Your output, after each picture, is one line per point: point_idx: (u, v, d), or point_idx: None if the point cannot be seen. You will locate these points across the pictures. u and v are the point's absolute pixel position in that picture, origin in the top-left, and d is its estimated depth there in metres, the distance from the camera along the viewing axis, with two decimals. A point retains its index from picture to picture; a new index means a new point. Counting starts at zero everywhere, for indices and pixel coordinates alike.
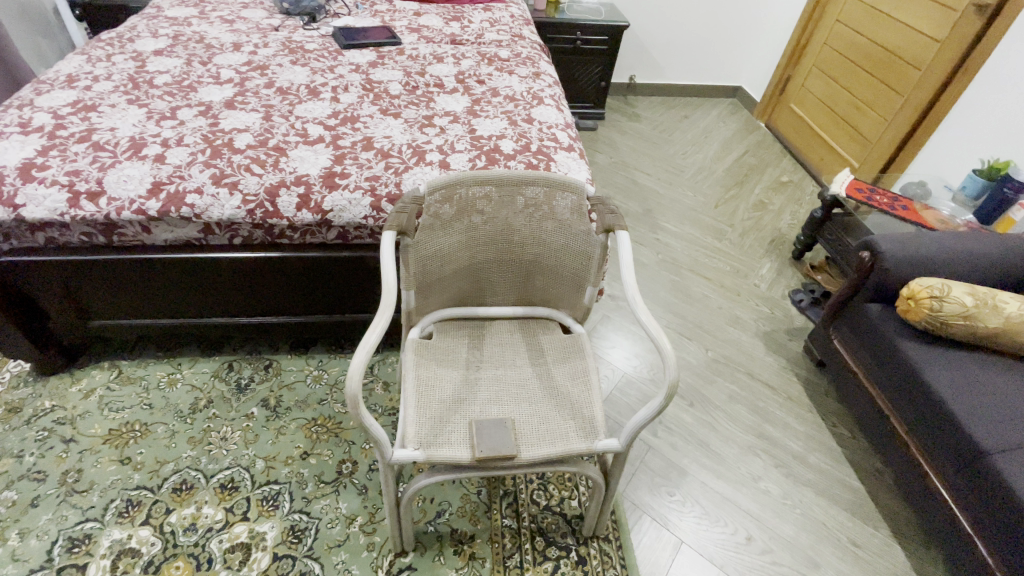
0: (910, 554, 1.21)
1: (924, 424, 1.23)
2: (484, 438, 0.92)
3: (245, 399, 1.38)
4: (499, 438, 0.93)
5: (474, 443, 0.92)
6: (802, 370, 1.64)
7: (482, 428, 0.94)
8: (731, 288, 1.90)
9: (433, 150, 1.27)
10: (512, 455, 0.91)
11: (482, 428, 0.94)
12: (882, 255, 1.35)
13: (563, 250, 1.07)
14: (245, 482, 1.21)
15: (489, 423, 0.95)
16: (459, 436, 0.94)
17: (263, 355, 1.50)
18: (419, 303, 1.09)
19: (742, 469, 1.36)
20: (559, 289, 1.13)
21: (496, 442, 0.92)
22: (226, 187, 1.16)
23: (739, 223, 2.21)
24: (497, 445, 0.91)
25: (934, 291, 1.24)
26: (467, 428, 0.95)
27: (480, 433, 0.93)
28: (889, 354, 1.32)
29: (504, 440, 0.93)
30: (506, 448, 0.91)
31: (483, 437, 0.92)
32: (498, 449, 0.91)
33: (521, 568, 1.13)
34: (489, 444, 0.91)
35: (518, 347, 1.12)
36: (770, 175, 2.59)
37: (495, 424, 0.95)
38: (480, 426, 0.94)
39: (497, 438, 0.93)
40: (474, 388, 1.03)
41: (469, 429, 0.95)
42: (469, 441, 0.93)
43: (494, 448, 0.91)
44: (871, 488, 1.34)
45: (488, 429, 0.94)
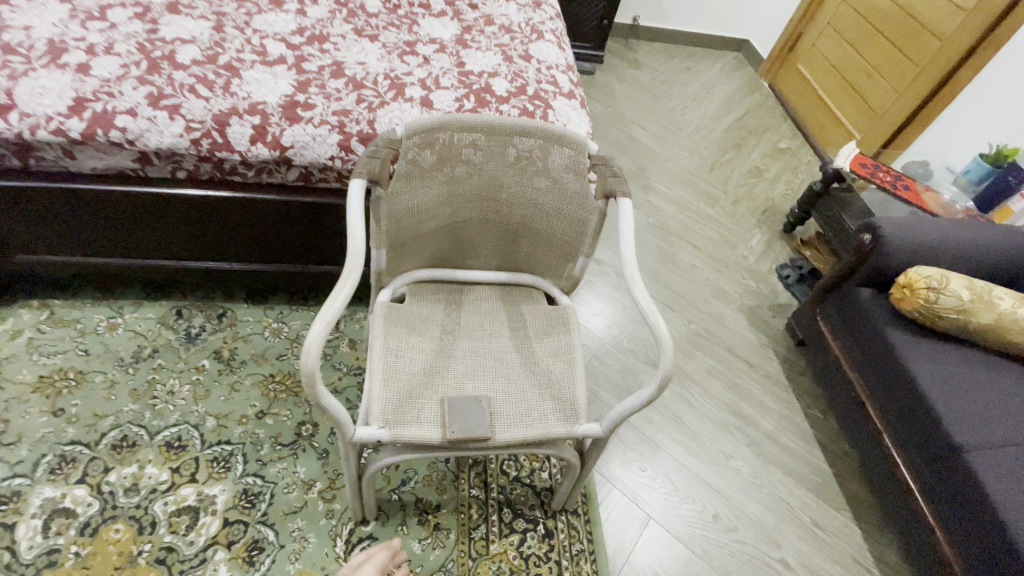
0: (867, 536, 1.24)
1: (901, 415, 1.22)
2: (457, 417, 0.85)
3: (195, 350, 1.27)
4: (473, 418, 0.85)
5: (445, 423, 0.85)
6: (782, 348, 1.61)
7: (455, 406, 0.86)
8: (720, 258, 1.83)
9: (414, 83, 1.10)
10: (486, 437, 0.85)
11: (456, 406, 0.86)
12: (883, 239, 1.29)
13: (555, 214, 0.96)
14: (193, 442, 1.12)
15: (463, 400, 0.88)
16: (429, 414, 0.86)
17: (216, 302, 1.36)
18: (392, 263, 0.97)
19: (715, 446, 1.34)
20: (547, 255, 1.03)
21: (470, 422, 0.85)
22: (166, 110, 0.98)
23: (733, 190, 2.12)
24: (470, 426, 0.84)
25: (932, 282, 1.20)
26: (438, 404, 0.88)
27: (453, 412, 0.86)
28: (875, 342, 1.29)
29: (479, 420, 0.86)
30: (481, 429, 0.85)
31: (456, 417, 0.85)
32: (472, 430, 0.84)
33: (487, 540, 1.10)
34: (462, 425, 0.84)
35: (498, 316, 1.03)
36: (768, 140, 2.47)
37: (469, 402, 0.88)
38: (453, 405, 0.86)
39: (471, 419, 0.85)
40: (448, 360, 0.94)
41: (441, 406, 0.87)
42: (441, 420, 0.86)
43: (468, 430, 0.84)
44: (837, 470, 1.35)
45: (463, 406, 0.87)
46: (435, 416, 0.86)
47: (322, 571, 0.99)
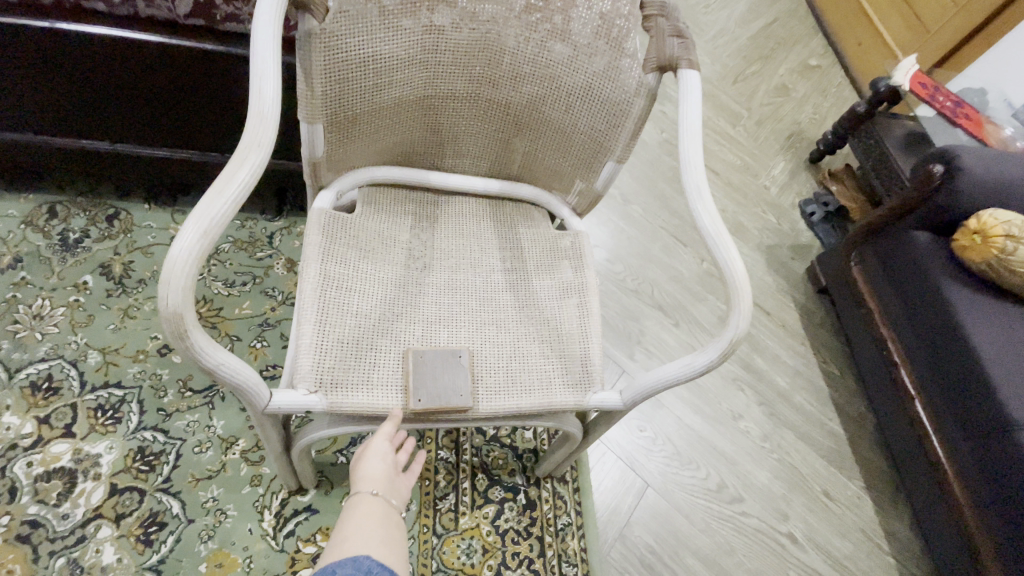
0: (878, 507, 1.12)
1: (944, 382, 1.04)
2: (427, 379, 0.61)
3: (75, 262, 0.95)
4: (449, 382, 0.61)
5: (410, 388, 0.60)
6: (801, 296, 1.41)
7: (425, 364, 0.62)
8: (739, 188, 1.57)
9: None
10: (467, 409, 0.61)
11: (426, 364, 0.62)
12: (958, 172, 1.05)
13: (578, 95, 0.66)
14: (70, 383, 0.84)
15: (436, 355, 0.63)
16: (386, 374, 0.61)
17: (106, 200, 1.02)
18: (335, 152, 0.65)
19: (724, 404, 1.16)
20: (556, 161, 0.74)
21: (445, 387, 0.61)
22: None
23: (757, 108, 1.81)
24: (445, 394, 0.60)
25: (1013, 229, 0.98)
26: (400, 359, 0.62)
27: (422, 371, 0.61)
28: (925, 296, 1.09)
29: (458, 383, 0.62)
30: (460, 398, 0.61)
31: (424, 379, 0.61)
32: (447, 399, 0.60)
33: (455, 512, 0.91)
34: (434, 393, 0.60)
35: (485, 240, 0.76)
36: (798, 53, 2.13)
37: (444, 359, 0.63)
38: (422, 362, 0.62)
39: (446, 383, 0.61)
40: (414, 299, 0.68)
41: (404, 363, 0.62)
42: (403, 382, 0.61)
43: (442, 399, 0.60)
44: (852, 434, 1.21)
45: (436, 364, 0.62)
46: (395, 376, 0.61)
47: (243, 554, 0.78)
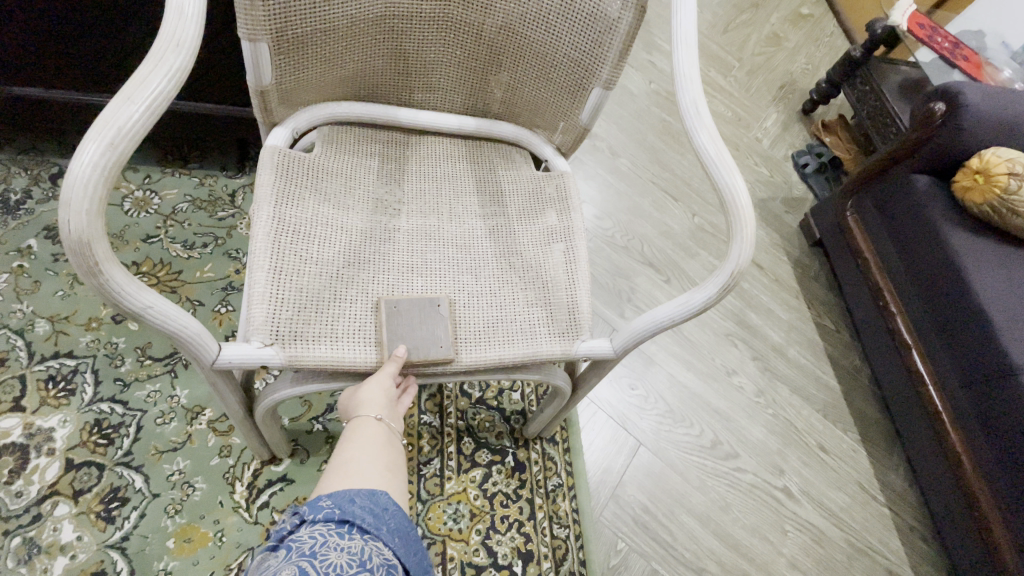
0: (873, 458, 1.10)
1: (943, 330, 1.01)
2: (404, 330, 0.56)
3: (17, 226, 0.87)
4: (429, 334, 0.56)
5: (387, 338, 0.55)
6: (795, 249, 1.37)
7: (400, 313, 0.57)
8: (730, 140, 1.51)
9: None
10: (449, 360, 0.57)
11: (402, 313, 0.57)
12: (961, 109, 1.00)
13: (558, 11, 0.59)
14: (17, 354, 0.78)
15: (411, 304, 0.57)
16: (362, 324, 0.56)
17: (49, 159, 0.94)
18: (284, 81, 0.58)
19: (717, 360, 1.13)
20: (536, 92, 0.68)
21: (425, 338, 0.56)
22: None
23: (748, 58, 1.74)
24: (424, 345, 0.56)
25: (1016, 166, 0.95)
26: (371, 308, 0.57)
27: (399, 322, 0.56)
28: (924, 241, 1.05)
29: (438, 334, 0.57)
30: (440, 349, 0.56)
31: (399, 329, 0.56)
32: (425, 351, 0.56)
33: (441, 477, 0.87)
34: (412, 343, 0.55)
35: (461, 184, 0.69)
36: (790, 1, 2.04)
37: (418, 308, 0.57)
38: (399, 311, 0.57)
39: (423, 333, 0.56)
40: (382, 246, 0.62)
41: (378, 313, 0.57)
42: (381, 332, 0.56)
43: (420, 350, 0.55)
44: (847, 388, 1.18)
45: (414, 313, 0.57)
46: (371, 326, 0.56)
47: (215, 528, 0.73)
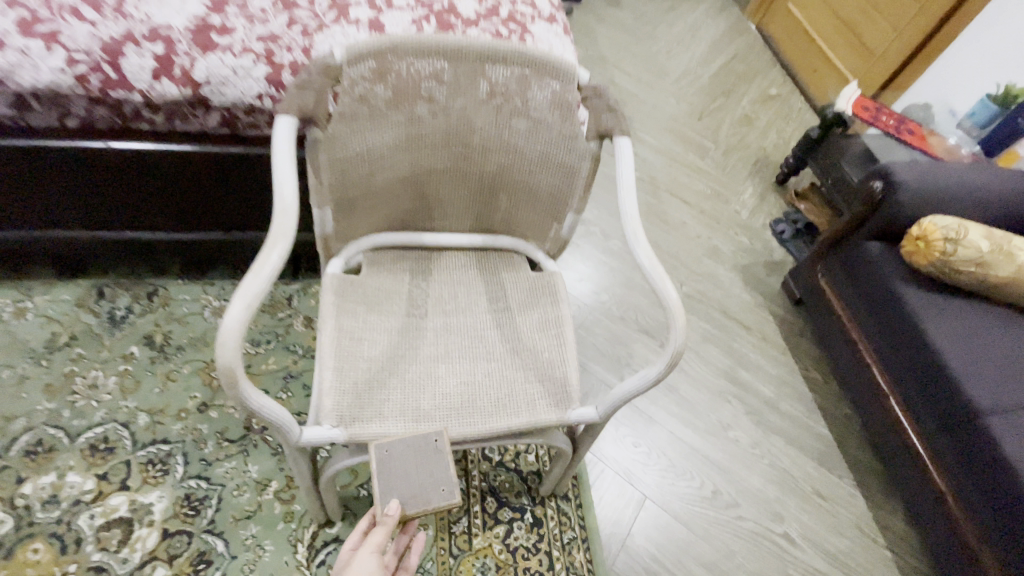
0: (870, 503, 1.18)
1: (912, 378, 1.13)
2: (410, 475, 0.68)
3: (121, 336, 1.08)
4: (431, 475, 0.68)
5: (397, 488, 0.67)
6: (779, 309, 1.51)
7: (406, 459, 0.68)
8: (712, 214, 1.71)
9: (359, 3, 0.89)
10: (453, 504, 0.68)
11: (411, 462, 0.68)
12: (895, 187, 1.18)
13: (539, 161, 0.80)
14: (123, 443, 0.96)
15: (415, 445, 0.69)
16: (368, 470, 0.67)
17: (145, 279, 1.16)
18: (340, 226, 0.79)
19: (713, 417, 1.25)
20: (528, 214, 0.88)
21: (432, 479, 0.68)
22: (41, 37, 0.77)
23: (723, 140, 1.97)
24: (432, 490, 0.68)
25: (949, 233, 1.09)
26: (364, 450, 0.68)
27: (405, 469, 0.68)
28: (884, 299, 1.19)
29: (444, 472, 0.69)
30: (445, 491, 0.68)
31: (404, 476, 0.67)
32: (432, 497, 0.68)
33: (469, 534, 0.99)
34: (422, 492, 0.68)
35: (473, 286, 0.88)
36: (758, 85, 2.31)
37: (419, 445, 0.69)
38: (406, 460, 0.68)
39: (427, 475, 0.68)
40: (414, 341, 0.80)
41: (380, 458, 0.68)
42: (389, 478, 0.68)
43: (425, 499, 0.67)
44: (839, 435, 1.28)
45: (418, 455, 0.69)
46: (384, 473, 0.67)
47: None
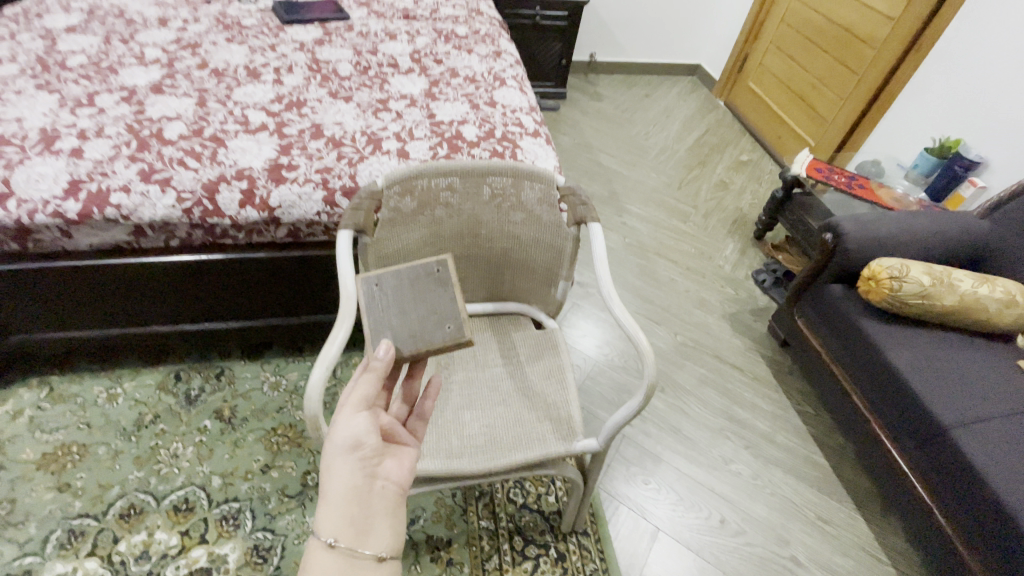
0: (870, 524, 1.27)
1: (886, 401, 1.25)
2: (414, 305, 0.72)
3: (196, 412, 1.28)
4: (432, 306, 0.71)
5: (399, 321, 0.70)
6: (767, 351, 1.67)
7: (411, 292, 0.73)
8: (697, 270, 1.91)
9: (390, 137, 1.17)
10: (461, 341, 0.69)
11: (412, 295, 0.73)
12: (843, 237, 1.38)
13: (534, 243, 1.02)
14: (201, 503, 1.13)
15: (420, 282, 0.74)
16: (368, 298, 0.73)
17: (214, 362, 1.39)
18: None
19: (714, 452, 1.37)
20: (529, 284, 1.09)
21: (435, 317, 0.71)
22: (158, 183, 1.02)
23: (703, 204, 2.22)
24: (435, 329, 0.69)
25: (894, 272, 1.26)
26: (369, 284, 0.74)
27: (408, 297, 0.72)
28: (850, 334, 1.35)
29: (448, 307, 0.72)
30: (450, 329, 0.70)
31: (401, 315, 0.71)
32: (435, 336, 0.69)
33: (500, 570, 1.11)
34: (423, 330, 0.69)
35: (489, 345, 1.08)
36: (730, 153, 2.60)
37: (421, 273, 0.75)
38: (410, 293, 0.73)
39: (430, 304, 0.72)
40: (443, 394, 0.98)
41: (381, 290, 0.74)
42: (394, 310, 0.72)
43: (427, 339, 0.68)
44: (835, 463, 1.39)
45: (421, 285, 0.74)
46: (386, 307, 0.71)
47: None
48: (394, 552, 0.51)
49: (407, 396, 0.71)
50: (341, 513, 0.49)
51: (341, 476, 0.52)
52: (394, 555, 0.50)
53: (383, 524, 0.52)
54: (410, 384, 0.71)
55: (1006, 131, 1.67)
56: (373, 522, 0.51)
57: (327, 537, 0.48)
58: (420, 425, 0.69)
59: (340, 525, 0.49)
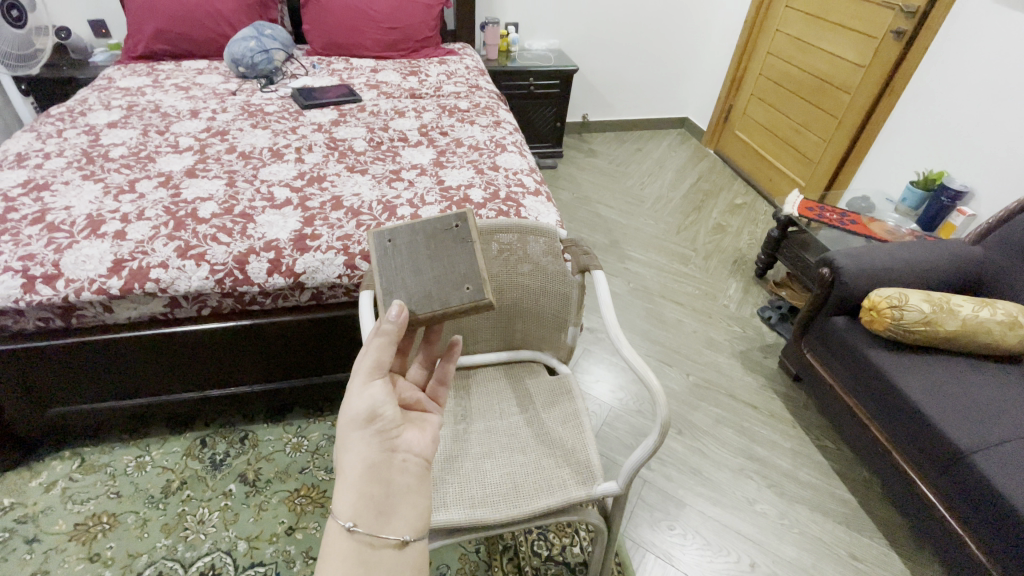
0: (906, 561, 1.24)
1: (903, 430, 1.25)
2: (430, 263, 0.67)
3: (221, 476, 1.31)
4: (451, 265, 0.66)
5: (413, 282, 0.66)
6: (781, 387, 1.68)
7: (428, 249, 0.68)
8: (703, 311, 1.96)
9: (404, 204, 1.27)
10: (481, 302, 0.65)
11: (428, 253, 0.68)
12: (840, 271, 1.43)
13: (542, 292, 1.08)
14: (227, 569, 1.13)
15: (436, 240, 0.68)
16: (381, 256, 0.68)
17: (238, 426, 1.43)
18: None
19: (737, 493, 1.36)
20: (540, 331, 1.15)
21: (453, 276, 0.66)
22: (193, 258, 1.10)
23: (702, 247, 2.30)
24: (452, 290, 0.65)
25: (893, 301, 1.30)
26: (383, 241, 0.69)
27: (423, 254, 0.67)
28: (859, 364, 1.37)
29: (467, 267, 0.67)
30: (469, 291, 0.66)
31: (416, 275, 0.66)
32: (452, 297, 0.65)
33: None
34: (439, 290, 0.65)
35: (505, 393, 1.12)
36: (725, 197, 2.71)
37: (439, 230, 0.69)
38: (427, 250, 0.68)
39: (447, 264, 0.67)
40: (464, 443, 1.01)
41: (396, 248, 0.68)
42: (409, 269, 0.67)
43: (444, 300, 0.65)
44: (861, 498, 1.37)
45: (438, 243, 0.68)
46: (400, 265, 0.67)
47: None
48: (417, 534, 0.52)
49: (426, 360, 0.69)
50: (358, 496, 0.50)
51: (356, 453, 0.53)
52: (416, 538, 0.52)
53: (403, 507, 0.53)
54: (427, 349, 0.67)
55: (984, 163, 1.73)
56: (393, 504, 0.52)
57: (345, 521, 0.49)
58: (440, 389, 0.68)
59: (358, 510, 0.50)
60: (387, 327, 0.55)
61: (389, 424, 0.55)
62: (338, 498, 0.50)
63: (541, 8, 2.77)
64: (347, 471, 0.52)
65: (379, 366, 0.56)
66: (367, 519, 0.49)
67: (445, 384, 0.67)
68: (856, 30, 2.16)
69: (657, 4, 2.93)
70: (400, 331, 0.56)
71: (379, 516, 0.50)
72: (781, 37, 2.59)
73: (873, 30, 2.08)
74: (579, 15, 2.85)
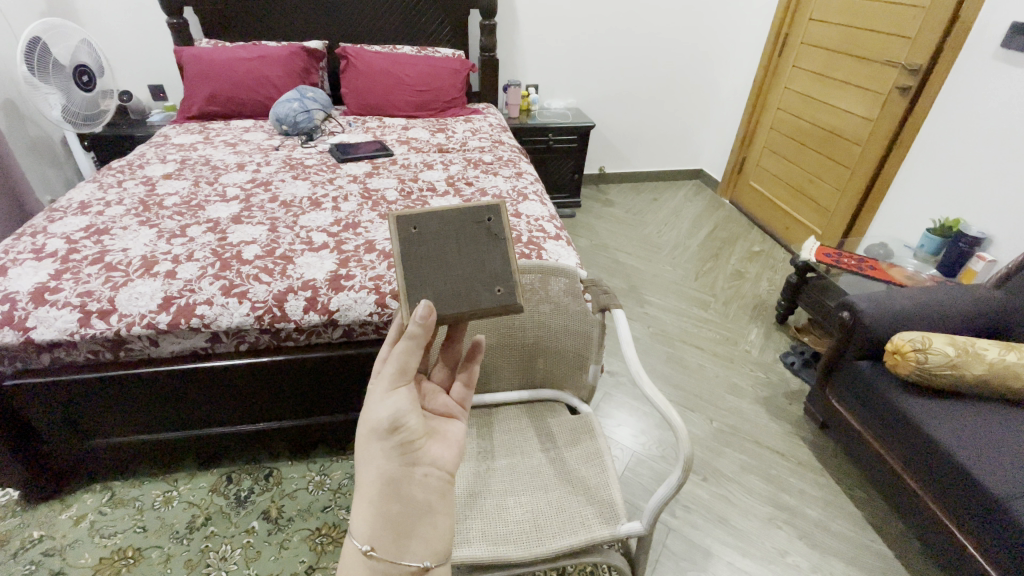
0: None
1: (936, 479, 1.20)
2: (460, 260, 0.70)
3: (244, 513, 1.32)
4: (483, 264, 0.71)
5: (443, 280, 0.69)
6: (808, 434, 1.64)
7: (460, 245, 0.71)
8: (724, 355, 1.96)
9: None
10: (511, 306, 0.70)
11: (458, 248, 0.70)
12: (860, 314, 1.44)
13: (562, 330, 1.12)
14: None
15: (468, 235, 0.71)
16: (408, 246, 0.69)
17: (263, 464, 1.45)
18: None
19: (767, 544, 1.31)
20: (562, 370, 1.17)
21: (484, 276, 0.70)
22: (236, 296, 1.17)
23: (721, 292, 2.32)
24: (483, 291, 0.70)
25: (917, 344, 1.28)
26: (411, 233, 0.69)
27: (454, 249, 0.70)
28: (886, 408, 1.34)
29: (498, 266, 0.71)
30: (500, 293, 0.70)
31: (445, 274, 0.69)
32: (484, 298, 0.70)
33: None
34: (469, 290, 0.69)
35: (527, 432, 1.13)
36: (743, 245, 2.75)
37: (474, 226, 0.71)
38: (456, 245, 0.70)
39: (479, 264, 0.71)
40: (487, 480, 1.02)
41: (422, 237, 0.69)
42: (437, 264, 0.70)
43: (474, 302, 0.69)
44: (899, 552, 1.31)
45: (468, 237, 0.71)
46: (428, 258, 0.69)
47: None
48: (436, 559, 0.53)
49: (450, 361, 0.71)
50: (375, 517, 0.52)
51: (376, 467, 0.53)
52: (435, 562, 0.53)
53: (423, 528, 0.55)
54: (451, 351, 0.70)
55: (1000, 210, 1.75)
56: (413, 527, 0.54)
57: (361, 544, 0.51)
58: (466, 392, 0.69)
59: (376, 533, 0.51)
60: (413, 330, 0.54)
61: (411, 436, 0.55)
62: (355, 516, 0.52)
63: (559, 70, 2.97)
64: (366, 486, 0.53)
65: (403, 373, 0.56)
66: (385, 544, 0.51)
67: (471, 388, 0.69)
68: (863, 87, 2.25)
69: (669, 66, 3.11)
70: (425, 333, 0.55)
71: (397, 540, 0.52)
72: (790, 93, 2.71)
73: (879, 86, 2.17)
74: (595, 76, 3.04)
